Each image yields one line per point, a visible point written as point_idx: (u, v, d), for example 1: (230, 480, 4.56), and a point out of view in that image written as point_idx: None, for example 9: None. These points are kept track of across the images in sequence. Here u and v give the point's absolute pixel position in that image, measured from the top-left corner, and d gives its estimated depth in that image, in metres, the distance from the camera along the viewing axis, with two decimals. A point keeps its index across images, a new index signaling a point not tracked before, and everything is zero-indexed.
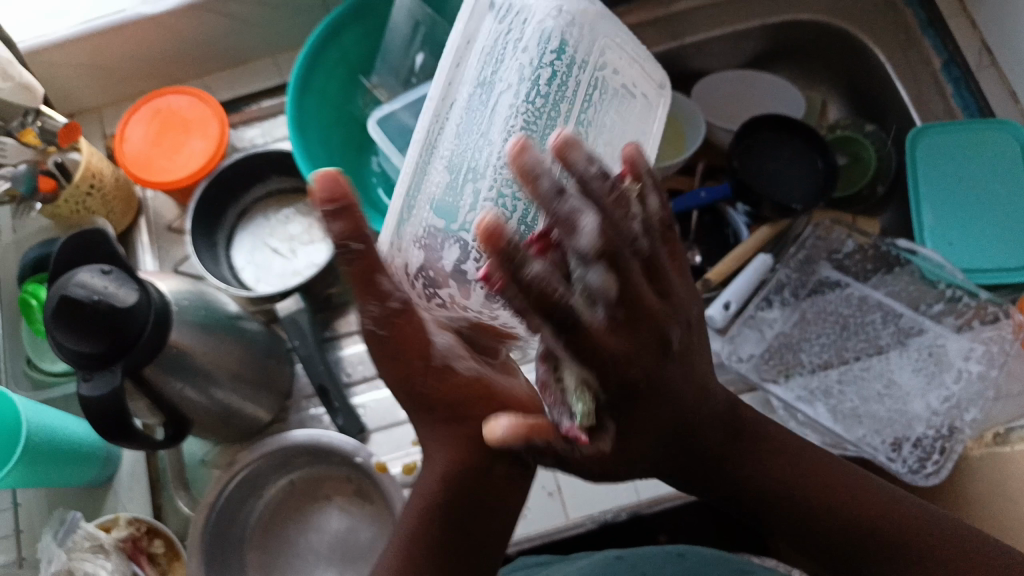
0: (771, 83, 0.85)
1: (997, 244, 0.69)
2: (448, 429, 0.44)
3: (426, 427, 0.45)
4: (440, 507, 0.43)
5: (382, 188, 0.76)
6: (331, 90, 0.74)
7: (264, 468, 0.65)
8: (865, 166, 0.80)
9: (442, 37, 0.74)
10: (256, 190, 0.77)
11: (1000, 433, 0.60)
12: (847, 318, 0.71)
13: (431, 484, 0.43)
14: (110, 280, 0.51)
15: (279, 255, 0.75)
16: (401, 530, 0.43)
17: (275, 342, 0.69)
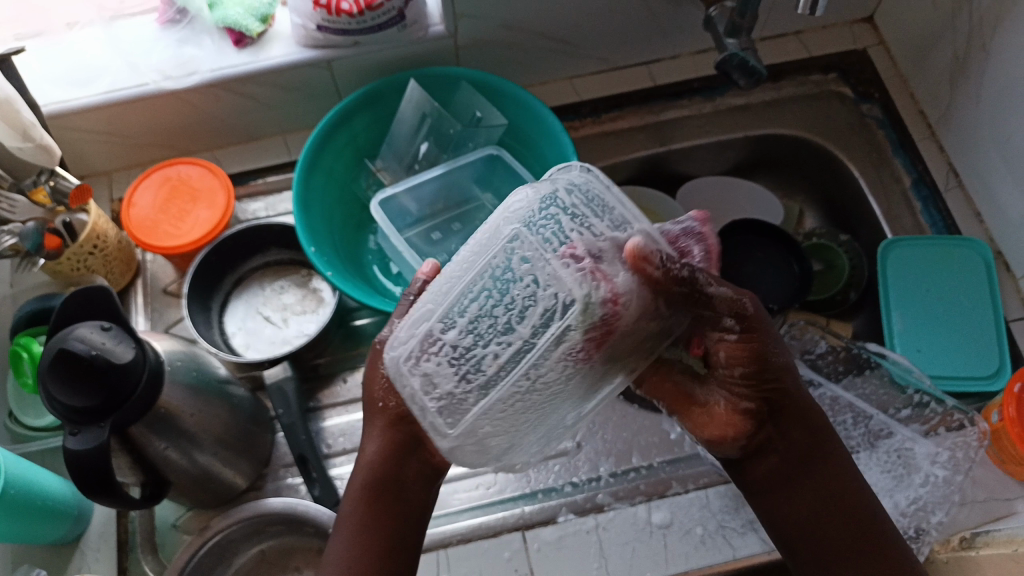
0: (752, 190, 0.89)
1: (964, 351, 0.72)
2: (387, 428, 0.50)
3: (375, 424, 0.51)
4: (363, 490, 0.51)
5: (378, 266, 0.79)
6: (337, 171, 0.78)
7: (237, 535, 0.64)
8: (839, 274, 0.84)
9: (447, 131, 0.79)
10: (254, 260, 0.79)
11: (967, 539, 0.62)
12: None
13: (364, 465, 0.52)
14: (109, 337, 0.52)
15: (271, 324, 0.76)
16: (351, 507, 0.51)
17: (259, 409, 0.70)
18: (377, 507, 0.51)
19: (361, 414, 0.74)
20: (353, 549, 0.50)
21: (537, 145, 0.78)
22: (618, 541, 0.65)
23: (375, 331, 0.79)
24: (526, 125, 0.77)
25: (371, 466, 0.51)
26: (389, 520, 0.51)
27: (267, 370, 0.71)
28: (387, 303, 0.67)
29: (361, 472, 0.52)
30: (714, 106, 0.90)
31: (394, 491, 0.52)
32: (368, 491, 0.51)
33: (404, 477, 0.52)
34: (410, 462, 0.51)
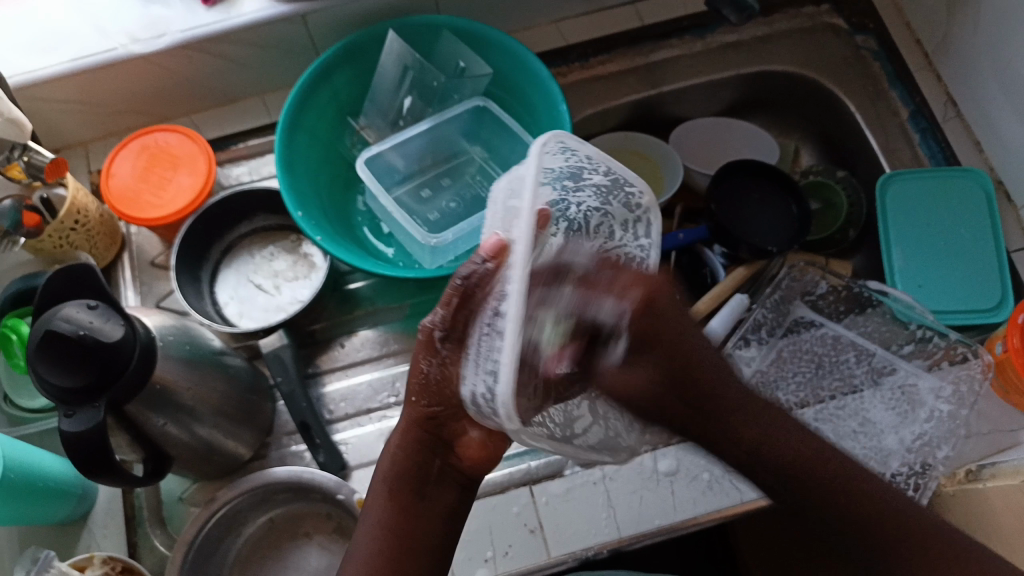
0: (748, 130, 0.87)
1: (964, 283, 0.72)
2: (424, 432, 0.49)
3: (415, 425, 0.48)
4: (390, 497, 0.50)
5: (368, 228, 0.77)
6: (321, 130, 0.75)
7: (244, 505, 0.64)
8: (837, 213, 0.83)
9: (431, 82, 0.76)
10: (242, 227, 0.78)
11: (973, 471, 0.62)
12: (827, 358, 0.72)
13: (391, 461, 0.50)
14: (96, 315, 0.50)
15: (263, 292, 0.75)
16: (380, 509, 0.50)
17: (257, 378, 0.69)
18: (401, 502, 0.50)
19: (360, 378, 0.73)
20: (371, 547, 0.49)
21: (525, 92, 0.74)
22: (626, 490, 0.65)
23: (370, 293, 0.77)
24: (514, 73, 0.74)
25: (394, 457, 0.50)
26: (411, 522, 0.49)
27: (262, 339, 0.69)
28: (379, 266, 0.66)
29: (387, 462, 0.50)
30: (705, 45, 0.87)
31: (420, 489, 0.50)
32: (393, 488, 0.50)
33: (429, 476, 0.50)
34: (438, 459, 0.50)
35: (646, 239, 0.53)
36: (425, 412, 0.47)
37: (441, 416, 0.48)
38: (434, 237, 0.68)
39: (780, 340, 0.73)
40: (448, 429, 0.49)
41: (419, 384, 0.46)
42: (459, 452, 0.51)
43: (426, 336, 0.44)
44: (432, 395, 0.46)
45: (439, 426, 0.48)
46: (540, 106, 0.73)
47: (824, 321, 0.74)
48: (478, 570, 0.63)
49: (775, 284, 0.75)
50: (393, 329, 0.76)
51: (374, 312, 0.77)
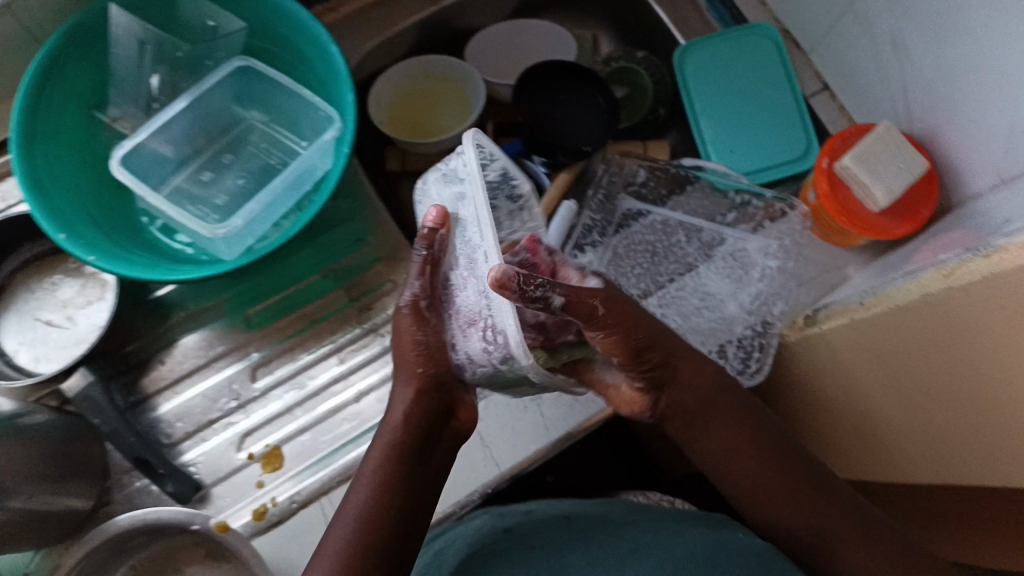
0: (543, 28, 0.83)
1: (771, 139, 0.73)
2: (431, 396, 0.45)
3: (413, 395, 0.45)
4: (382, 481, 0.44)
5: (156, 228, 0.69)
6: (65, 134, 0.64)
7: (97, 565, 0.59)
8: (644, 93, 0.82)
9: (175, 53, 0.67)
10: (6, 263, 0.67)
11: (809, 316, 0.64)
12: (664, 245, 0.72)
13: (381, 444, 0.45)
14: None
15: (56, 327, 0.66)
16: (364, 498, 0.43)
17: (76, 425, 0.61)
18: (405, 473, 0.44)
19: (193, 392, 0.67)
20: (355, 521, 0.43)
21: (290, 41, 0.67)
22: (497, 426, 0.64)
23: (179, 297, 0.69)
24: (270, 21, 0.66)
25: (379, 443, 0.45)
26: (411, 496, 0.44)
27: (65, 383, 0.62)
28: (172, 274, 0.58)
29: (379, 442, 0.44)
30: None
31: (420, 456, 0.45)
32: (395, 459, 0.44)
33: (431, 449, 0.46)
34: (440, 429, 0.47)
35: None
36: (435, 374, 0.45)
37: (449, 377, 0.45)
38: (219, 228, 0.60)
39: (617, 239, 0.72)
40: (452, 392, 0.46)
41: (417, 341, 0.44)
42: (449, 431, 0.47)
43: (415, 308, 0.44)
44: (438, 357, 0.44)
45: (449, 392, 0.46)
46: (309, 52, 0.66)
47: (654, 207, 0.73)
48: None
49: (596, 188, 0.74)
50: (217, 329, 0.70)
51: (191, 316, 0.70)
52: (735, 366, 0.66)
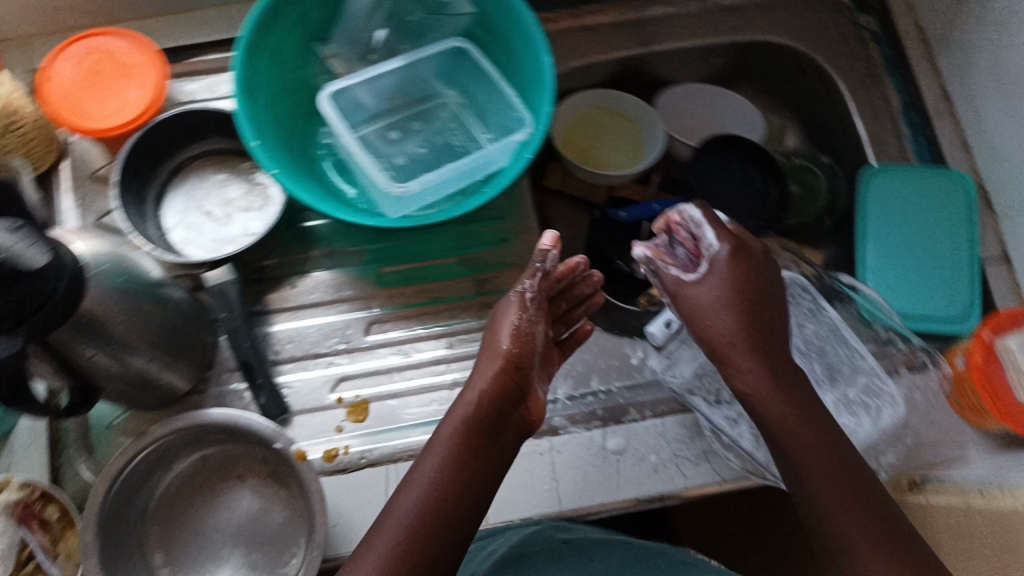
0: (737, 103, 0.84)
1: (935, 289, 0.71)
2: (500, 373, 0.55)
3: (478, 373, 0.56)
4: (451, 458, 0.51)
5: (330, 163, 0.71)
6: (284, 55, 0.67)
7: (175, 443, 0.62)
8: (815, 198, 0.81)
9: (406, 17, 0.71)
10: (193, 148, 0.72)
11: (917, 482, 0.62)
12: (810, 338, 0.69)
13: (455, 420, 0.53)
14: (17, 236, 0.45)
15: (213, 220, 0.70)
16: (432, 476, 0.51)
17: (201, 312, 0.65)
18: (478, 445, 0.52)
19: (309, 321, 0.70)
20: (422, 501, 0.49)
21: (508, 38, 0.68)
22: (571, 465, 0.65)
23: (328, 233, 0.73)
24: (496, 16, 0.67)
25: (471, 404, 0.54)
26: (476, 461, 0.52)
27: (208, 272, 0.65)
28: (337, 210, 0.61)
29: (459, 414, 0.54)
30: (703, 5, 0.82)
31: (491, 431, 0.53)
32: (464, 432, 0.52)
33: (504, 420, 0.54)
34: (514, 411, 0.55)
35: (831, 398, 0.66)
36: (513, 357, 0.56)
37: (524, 364, 0.56)
38: (397, 186, 0.63)
39: None
40: (524, 381, 0.56)
41: (519, 334, 0.57)
42: (516, 418, 0.55)
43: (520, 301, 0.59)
44: (519, 341, 0.57)
45: (521, 373, 0.56)
46: (521, 54, 0.67)
47: (816, 298, 0.70)
48: None
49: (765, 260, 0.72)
50: (349, 273, 0.72)
51: (331, 254, 0.73)
52: None
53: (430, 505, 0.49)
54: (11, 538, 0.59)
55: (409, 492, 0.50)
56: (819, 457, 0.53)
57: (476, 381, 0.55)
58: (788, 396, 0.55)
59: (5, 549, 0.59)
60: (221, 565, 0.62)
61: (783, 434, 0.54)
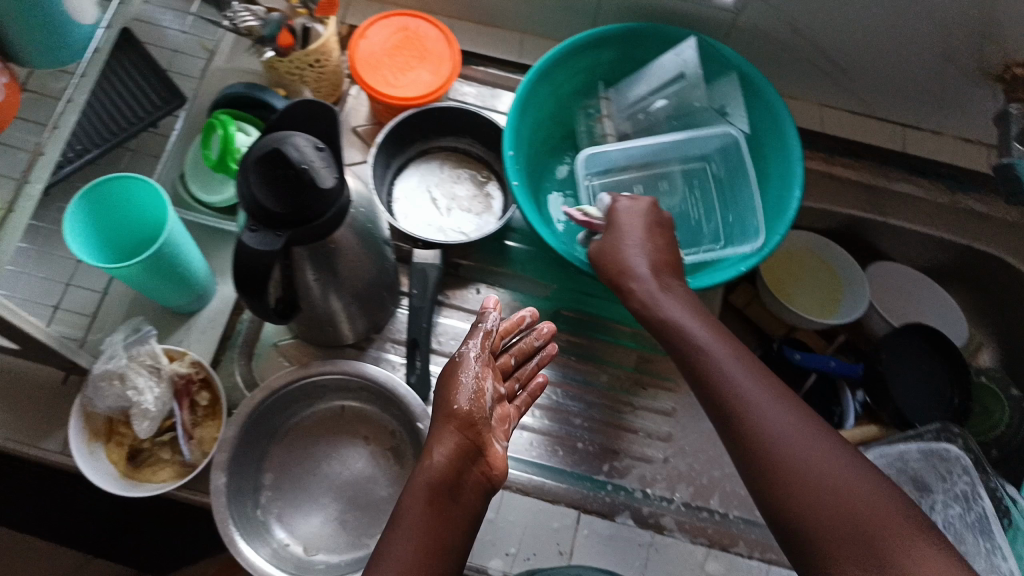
0: (943, 303, 0.83)
1: None
2: (453, 427, 0.47)
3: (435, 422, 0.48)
4: (421, 511, 0.45)
5: (554, 194, 0.78)
6: (563, 90, 0.75)
7: (328, 384, 0.65)
8: (992, 423, 0.78)
9: (693, 99, 0.72)
10: (447, 141, 0.79)
11: None
12: (952, 520, 0.66)
13: (421, 471, 0.46)
14: (319, 158, 0.50)
15: (436, 207, 0.75)
16: (410, 527, 0.45)
17: (396, 280, 0.69)
18: (437, 509, 0.45)
19: None
20: (409, 551, 0.44)
21: (764, 157, 0.72)
22: (665, 567, 0.64)
23: (523, 258, 0.77)
24: (763, 136, 0.71)
25: (435, 461, 0.46)
26: (450, 533, 0.45)
27: (419, 249, 0.69)
28: (551, 237, 0.65)
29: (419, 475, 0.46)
30: (950, 200, 0.82)
31: (453, 491, 0.46)
32: (426, 498, 0.45)
33: (465, 484, 0.46)
34: (470, 473, 0.47)
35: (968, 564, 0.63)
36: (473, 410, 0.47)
37: (479, 422, 0.47)
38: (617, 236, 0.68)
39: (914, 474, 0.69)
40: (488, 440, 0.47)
41: (457, 379, 0.48)
42: (472, 480, 0.47)
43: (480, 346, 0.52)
44: (472, 396, 0.47)
45: (478, 430, 0.47)
46: (770, 176, 0.71)
47: (975, 484, 0.66)
48: (495, 560, 0.63)
49: (926, 429, 0.69)
50: (527, 301, 0.75)
51: (519, 278, 0.76)
52: None
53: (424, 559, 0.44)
54: (163, 406, 0.61)
55: (383, 563, 0.43)
56: (823, 506, 0.45)
57: (436, 443, 0.47)
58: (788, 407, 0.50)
59: (156, 412, 0.60)
60: (315, 510, 0.63)
61: (786, 473, 0.47)
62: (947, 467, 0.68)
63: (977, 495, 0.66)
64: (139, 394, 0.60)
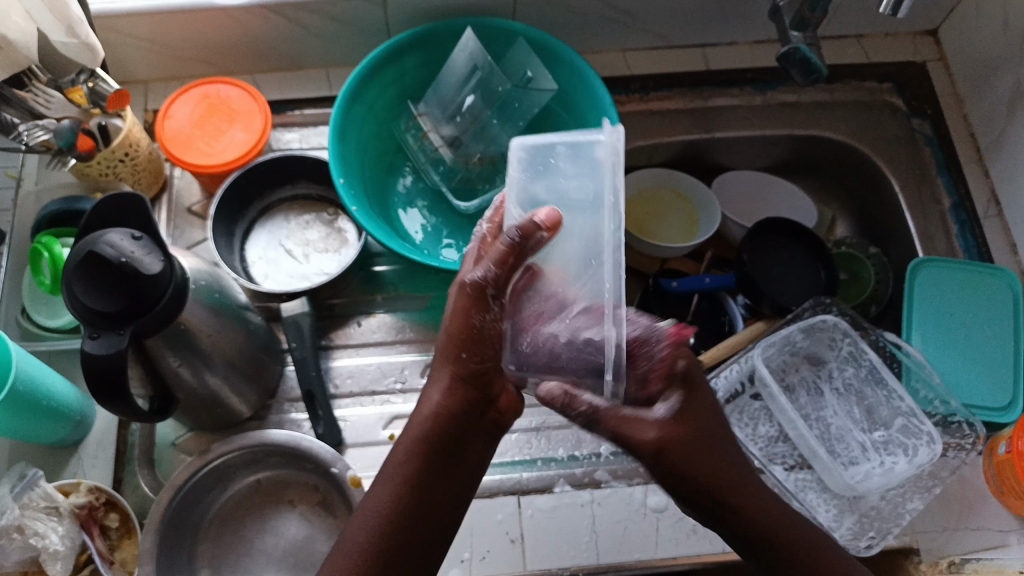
0: (788, 192, 0.88)
1: (982, 379, 0.72)
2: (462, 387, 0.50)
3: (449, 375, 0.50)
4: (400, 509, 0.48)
5: (403, 210, 0.80)
6: (379, 108, 0.77)
7: (235, 461, 0.64)
8: (863, 286, 0.83)
9: (496, 88, 0.74)
10: (283, 190, 0.78)
11: (955, 563, 0.64)
12: (849, 381, 0.72)
13: (424, 419, 0.50)
14: (138, 246, 0.50)
15: (292, 258, 0.76)
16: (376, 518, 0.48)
17: (272, 340, 0.69)
18: (425, 451, 0.49)
19: (369, 359, 0.74)
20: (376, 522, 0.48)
21: (583, 114, 0.75)
22: (612, 518, 0.66)
23: (395, 279, 0.78)
24: (574, 94, 0.75)
25: (433, 416, 0.50)
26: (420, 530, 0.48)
27: (285, 303, 0.69)
28: (406, 248, 0.66)
29: (418, 420, 0.50)
30: (764, 100, 0.88)
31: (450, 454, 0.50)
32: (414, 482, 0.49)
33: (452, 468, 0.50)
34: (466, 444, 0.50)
35: (874, 433, 0.69)
36: (473, 366, 0.50)
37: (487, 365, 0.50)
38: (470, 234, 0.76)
39: (800, 353, 0.73)
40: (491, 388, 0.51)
41: (469, 331, 0.50)
42: (481, 424, 0.51)
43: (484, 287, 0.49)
44: (477, 346, 0.50)
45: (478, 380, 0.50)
46: (593, 127, 0.74)
47: (857, 342, 0.71)
48: (453, 570, 0.63)
49: (800, 308, 0.72)
50: (411, 318, 0.76)
51: (395, 298, 0.77)
52: (848, 531, 0.63)
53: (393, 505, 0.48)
54: (72, 541, 0.59)
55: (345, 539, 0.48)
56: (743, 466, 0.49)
57: (436, 384, 0.51)
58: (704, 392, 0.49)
59: (66, 550, 0.58)
60: None
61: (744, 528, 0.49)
62: (832, 332, 0.72)
63: (868, 350, 0.71)
64: (43, 538, 0.58)
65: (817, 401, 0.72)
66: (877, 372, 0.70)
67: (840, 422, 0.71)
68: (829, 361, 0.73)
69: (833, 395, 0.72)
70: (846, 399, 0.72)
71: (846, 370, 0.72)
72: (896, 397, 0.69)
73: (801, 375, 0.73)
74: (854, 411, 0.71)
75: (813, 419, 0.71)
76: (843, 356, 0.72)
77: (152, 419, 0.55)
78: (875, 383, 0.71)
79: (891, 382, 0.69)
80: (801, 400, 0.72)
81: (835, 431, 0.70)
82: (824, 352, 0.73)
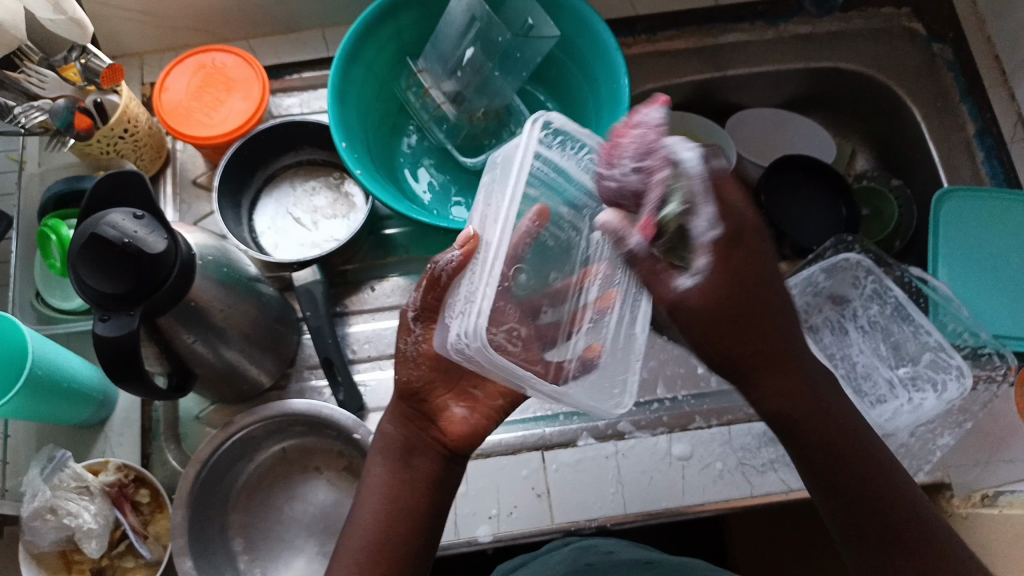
0: (804, 128, 0.86)
1: (1007, 307, 0.70)
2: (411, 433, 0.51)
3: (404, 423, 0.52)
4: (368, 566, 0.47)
5: (409, 169, 0.79)
6: (378, 67, 0.74)
7: (259, 432, 0.65)
8: (885, 219, 0.80)
9: (496, 38, 0.71)
10: (287, 157, 0.77)
11: (989, 497, 0.63)
12: (874, 318, 0.71)
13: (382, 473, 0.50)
14: (141, 226, 0.49)
15: (301, 226, 0.75)
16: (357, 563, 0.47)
17: (287, 309, 0.69)
18: (394, 471, 0.50)
19: (386, 323, 0.73)
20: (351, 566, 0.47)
21: (587, 59, 0.73)
22: (636, 468, 0.66)
23: (405, 241, 0.77)
24: (576, 40, 0.73)
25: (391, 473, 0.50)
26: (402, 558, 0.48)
27: (296, 272, 0.69)
28: (414, 210, 0.65)
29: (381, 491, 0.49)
30: (777, 33, 0.85)
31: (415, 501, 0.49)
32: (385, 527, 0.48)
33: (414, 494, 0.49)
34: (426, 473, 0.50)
35: (898, 370, 0.68)
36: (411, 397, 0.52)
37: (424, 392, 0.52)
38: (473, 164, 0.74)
39: (824, 293, 0.72)
40: (429, 405, 0.52)
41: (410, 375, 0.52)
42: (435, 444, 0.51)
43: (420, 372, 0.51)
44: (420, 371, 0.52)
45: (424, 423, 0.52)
46: (598, 71, 0.72)
47: (880, 279, 0.70)
48: (481, 526, 0.64)
49: (822, 248, 0.71)
50: None
51: (408, 261, 0.77)
52: None
53: (382, 539, 0.47)
54: (106, 518, 0.60)
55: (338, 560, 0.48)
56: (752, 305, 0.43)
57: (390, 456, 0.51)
58: (749, 263, 0.43)
59: (100, 528, 0.59)
60: (297, 553, 0.64)
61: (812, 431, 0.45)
62: (854, 272, 0.70)
63: (893, 285, 0.70)
64: (76, 518, 0.58)
65: (843, 344, 0.70)
66: (902, 308, 0.69)
67: (863, 361, 0.69)
68: (853, 300, 0.72)
69: (857, 335, 0.71)
70: (870, 338, 0.70)
71: (871, 308, 0.71)
72: (924, 330, 0.67)
73: (824, 318, 0.71)
74: (880, 347, 0.70)
75: (838, 360, 0.70)
76: (866, 294, 0.71)
77: (175, 396, 0.56)
78: (901, 319, 0.69)
79: (918, 315, 0.68)
80: (825, 343, 0.70)
81: (860, 371, 0.69)
82: (849, 290, 0.71)
